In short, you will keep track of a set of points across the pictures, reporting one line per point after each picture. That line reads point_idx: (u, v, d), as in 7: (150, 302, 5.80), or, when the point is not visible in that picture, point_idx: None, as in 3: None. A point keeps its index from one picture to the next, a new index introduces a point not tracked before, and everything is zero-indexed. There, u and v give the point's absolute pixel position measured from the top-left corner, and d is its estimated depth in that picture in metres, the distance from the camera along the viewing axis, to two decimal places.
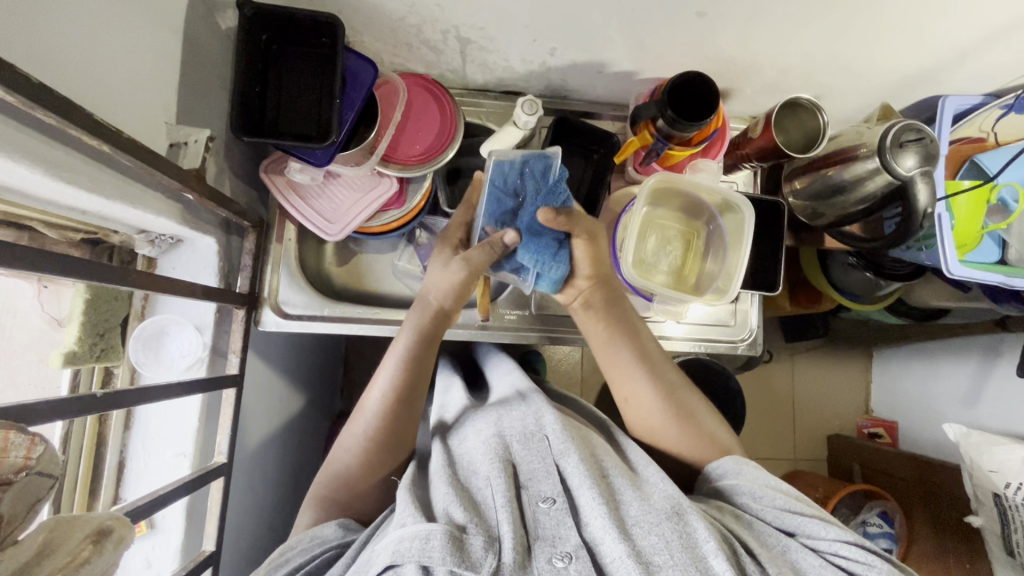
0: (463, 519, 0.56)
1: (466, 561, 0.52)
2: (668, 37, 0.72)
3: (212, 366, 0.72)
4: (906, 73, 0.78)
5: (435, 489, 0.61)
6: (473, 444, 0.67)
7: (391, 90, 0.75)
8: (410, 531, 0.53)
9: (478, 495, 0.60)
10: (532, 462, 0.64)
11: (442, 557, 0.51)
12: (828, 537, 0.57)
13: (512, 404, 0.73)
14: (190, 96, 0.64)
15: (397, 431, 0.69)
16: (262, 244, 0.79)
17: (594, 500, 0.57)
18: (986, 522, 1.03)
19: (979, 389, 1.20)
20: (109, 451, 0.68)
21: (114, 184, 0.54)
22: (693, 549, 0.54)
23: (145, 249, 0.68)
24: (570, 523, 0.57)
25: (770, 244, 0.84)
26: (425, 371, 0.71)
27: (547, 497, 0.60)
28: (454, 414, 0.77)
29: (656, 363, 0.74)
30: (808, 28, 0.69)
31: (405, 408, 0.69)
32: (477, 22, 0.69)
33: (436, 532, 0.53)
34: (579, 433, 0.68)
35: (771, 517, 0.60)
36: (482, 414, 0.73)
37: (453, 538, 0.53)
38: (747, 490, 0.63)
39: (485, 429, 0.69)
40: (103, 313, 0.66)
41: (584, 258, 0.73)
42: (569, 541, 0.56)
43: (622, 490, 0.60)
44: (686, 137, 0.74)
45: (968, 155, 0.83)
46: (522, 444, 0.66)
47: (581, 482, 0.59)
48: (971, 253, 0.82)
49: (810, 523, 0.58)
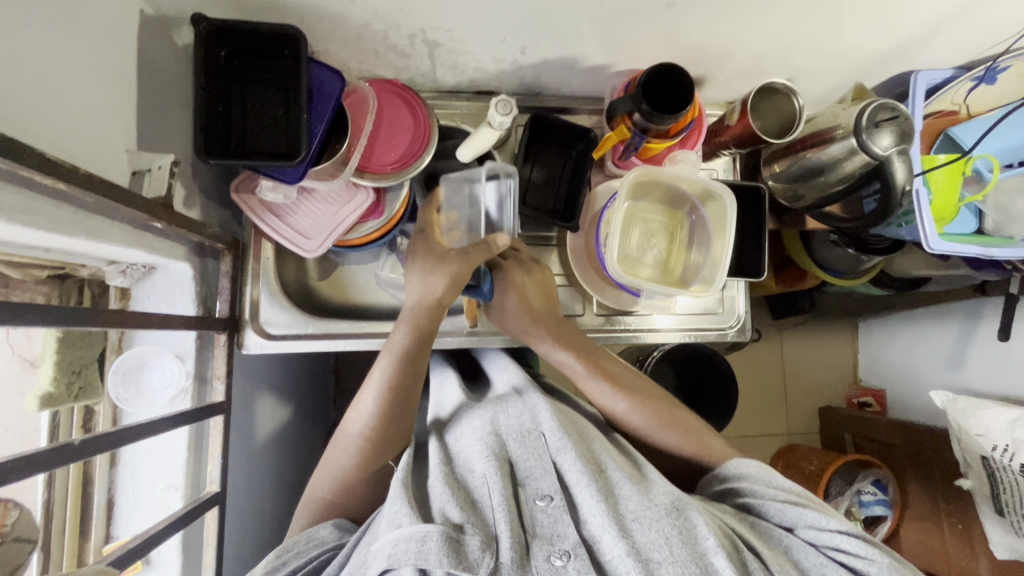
0: (460, 519, 0.55)
1: (463, 563, 0.51)
2: (639, 29, 0.71)
3: (196, 395, 0.70)
4: (877, 51, 0.78)
5: (432, 487, 0.60)
6: (468, 441, 0.66)
7: (360, 98, 0.73)
8: (406, 533, 0.53)
9: (477, 493, 0.60)
10: (529, 458, 0.63)
11: (438, 559, 0.51)
12: (829, 528, 0.58)
13: (508, 399, 0.72)
14: (150, 121, 0.61)
15: (398, 418, 0.68)
16: (239, 264, 0.77)
17: (592, 498, 0.57)
18: (976, 485, 1.06)
19: (963, 354, 1.22)
20: (96, 489, 0.66)
21: (76, 220, 0.51)
22: (693, 545, 0.53)
23: (116, 280, 0.66)
24: (568, 520, 0.57)
25: (754, 229, 0.84)
26: (419, 374, 0.70)
27: (544, 495, 0.59)
28: (451, 409, 0.76)
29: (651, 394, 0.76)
30: (778, 13, 0.68)
31: (400, 405, 0.68)
32: (444, 24, 0.68)
33: (433, 534, 0.52)
34: (579, 429, 0.68)
35: (774, 512, 0.61)
36: (478, 409, 0.72)
37: (449, 539, 0.52)
38: (748, 489, 0.63)
39: (480, 426, 0.67)
40: (78, 350, 0.64)
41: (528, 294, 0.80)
42: (567, 538, 0.55)
43: (621, 484, 0.59)
44: (663, 129, 0.73)
45: (942, 129, 0.84)
46: (518, 442, 0.65)
47: (579, 479, 0.59)
48: (949, 226, 0.84)
49: (811, 514, 0.59)
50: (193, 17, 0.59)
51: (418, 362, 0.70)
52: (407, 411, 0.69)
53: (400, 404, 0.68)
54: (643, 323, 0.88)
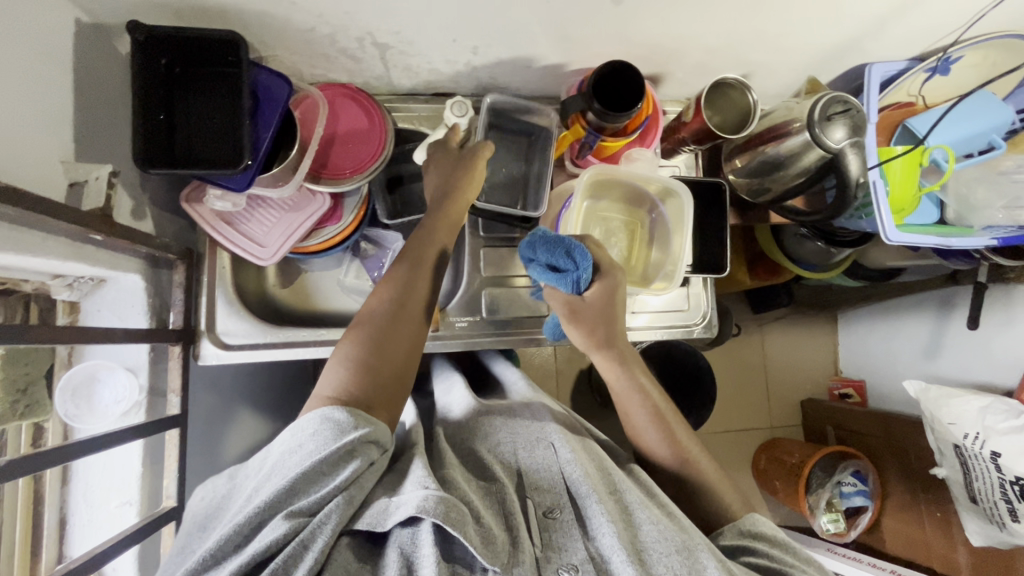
0: (480, 513, 0.54)
1: (484, 547, 0.51)
2: (590, 28, 0.70)
3: (151, 409, 0.69)
4: (832, 45, 0.78)
5: (452, 473, 0.60)
6: (481, 451, 0.67)
7: (312, 104, 0.72)
8: (434, 492, 0.51)
9: (492, 494, 0.60)
10: (540, 471, 0.63)
11: (462, 529, 0.50)
12: None
13: (519, 414, 0.73)
14: (89, 131, 0.60)
15: (370, 393, 0.60)
16: (193, 274, 0.76)
17: (603, 516, 0.56)
18: (950, 473, 1.06)
19: (938, 344, 1.23)
20: (48, 508, 0.65)
21: (5, 235, 0.50)
22: None
23: (63, 293, 0.65)
24: (576, 535, 0.56)
25: (714, 225, 0.84)
26: (415, 337, 0.66)
27: (550, 507, 0.59)
28: (459, 412, 0.77)
29: (676, 428, 0.72)
30: (727, 8, 0.68)
31: (393, 353, 0.63)
32: (392, 26, 0.67)
33: (456, 504, 0.51)
34: (590, 452, 0.67)
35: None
36: (489, 417, 0.73)
37: (471, 521, 0.52)
38: (765, 551, 0.60)
39: (493, 440, 0.68)
40: (22, 367, 0.62)
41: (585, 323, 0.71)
42: (575, 553, 0.55)
43: (637, 509, 0.59)
44: (617, 127, 0.73)
45: (899, 120, 0.85)
46: (527, 453, 0.65)
47: (589, 494, 0.58)
48: (909, 218, 0.84)
49: None
50: (129, 25, 0.57)
51: (412, 321, 0.67)
52: (401, 366, 0.64)
53: (395, 352, 0.63)
54: None
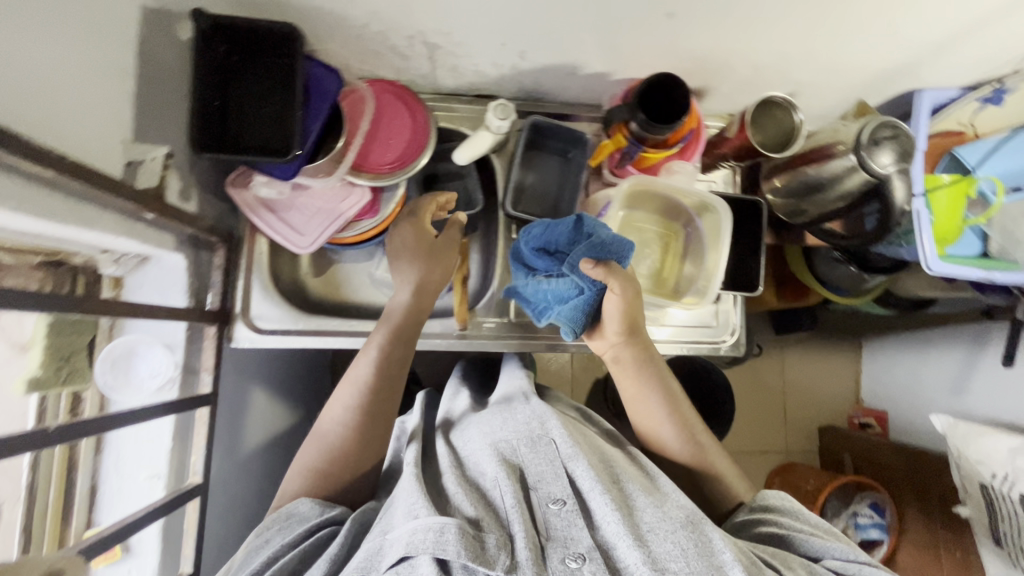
0: (478, 518, 0.56)
1: (481, 558, 0.51)
2: (639, 38, 0.70)
3: (184, 385, 0.71)
4: (883, 69, 0.77)
5: (446, 486, 0.61)
6: (478, 445, 0.67)
7: (358, 98, 0.74)
8: (424, 523, 0.53)
9: (490, 494, 0.60)
10: (540, 465, 0.62)
11: (456, 550, 0.50)
12: (855, 560, 0.58)
13: (515, 404, 0.73)
14: (149, 113, 0.62)
15: (368, 424, 0.68)
16: (232, 258, 0.78)
17: (607, 505, 0.56)
18: (974, 513, 1.03)
19: (966, 379, 1.20)
20: (79, 476, 0.66)
21: (66, 208, 0.52)
22: (709, 557, 0.53)
23: (109, 268, 0.67)
24: (582, 525, 0.56)
25: (750, 242, 0.83)
26: (397, 379, 0.71)
27: (557, 499, 0.59)
28: (459, 413, 0.79)
29: (685, 410, 0.75)
30: (779, 26, 0.68)
31: (378, 406, 0.69)
32: (444, 27, 0.68)
33: (450, 525, 0.52)
34: (590, 443, 0.68)
35: (801, 544, 0.60)
36: (484, 415, 0.74)
37: (467, 535, 0.52)
38: (778, 521, 0.63)
39: (490, 433, 0.68)
40: (66, 338, 0.64)
41: (616, 317, 0.71)
42: (581, 542, 0.54)
43: (637, 496, 0.59)
44: (659, 138, 0.73)
45: (948, 148, 0.83)
46: (528, 448, 0.64)
47: (592, 486, 0.58)
48: (950, 248, 0.81)
49: (837, 546, 0.59)
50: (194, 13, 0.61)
51: (394, 368, 0.71)
52: (384, 417, 0.70)
53: (377, 403, 0.69)
54: None
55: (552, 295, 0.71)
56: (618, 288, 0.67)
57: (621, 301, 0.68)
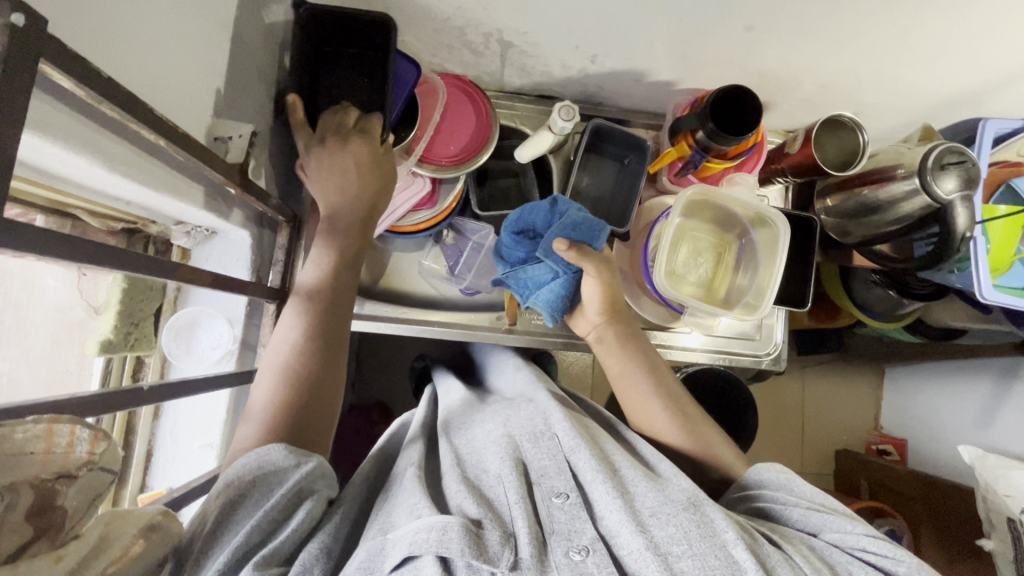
0: (478, 514, 0.54)
1: (484, 555, 0.50)
2: (712, 49, 0.71)
3: (241, 359, 0.72)
4: (948, 95, 0.78)
5: (446, 484, 0.60)
6: (482, 444, 0.67)
7: (430, 91, 0.76)
8: (426, 523, 0.51)
9: (490, 493, 0.59)
10: (543, 459, 0.63)
11: (460, 549, 0.49)
12: (853, 531, 0.56)
13: (520, 404, 0.74)
14: (234, 90, 0.64)
15: (310, 378, 0.60)
16: (294, 239, 0.79)
17: (608, 494, 0.56)
18: (997, 547, 1.00)
19: (994, 411, 1.19)
20: (138, 438, 0.69)
21: (162, 176, 0.54)
22: (712, 537, 0.52)
23: (180, 240, 0.69)
24: (585, 517, 0.56)
25: (802, 260, 0.84)
26: (336, 321, 0.64)
27: (560, 492, 0.59)
28: (458, 412, 0.77)
29: (670, 383, 0.74)
30: (853, 46, 0.69)
31: (318, 356, 0.61)
32: (522, 26, 0.69)
33: (453, 525, 0.51)
34: (588, 429, 0.69)
35: (797, 518, 0.59)
36: (490, 414, 0.74)
37: (470, 532, 0.51)
38: (771, 496, 0.61)
39: (495, 430, 0.69)
40: (139, 303, 0.67)
41: (597, 297, 0.73)
42: (585, 534, 0.54)
43: (635, 482, 0.59)
44: (724, 150, 0.74)
45: (1004, 179, 0.81)
46: (532, 443, 0.66)
47: (594, 477, 0.58)
48: (1004, 278, 0.81)
49: (835, 519, 0.57)
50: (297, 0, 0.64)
51: (332, 315, 0.64)
52: (330, 363, 0.61)
53: (319, 350, 0.61)
54: (674, 341, 0.88)
55: (533, 282, 0.74)
56: (591, 270, 0.70)
57: (597, 283, 0.71)
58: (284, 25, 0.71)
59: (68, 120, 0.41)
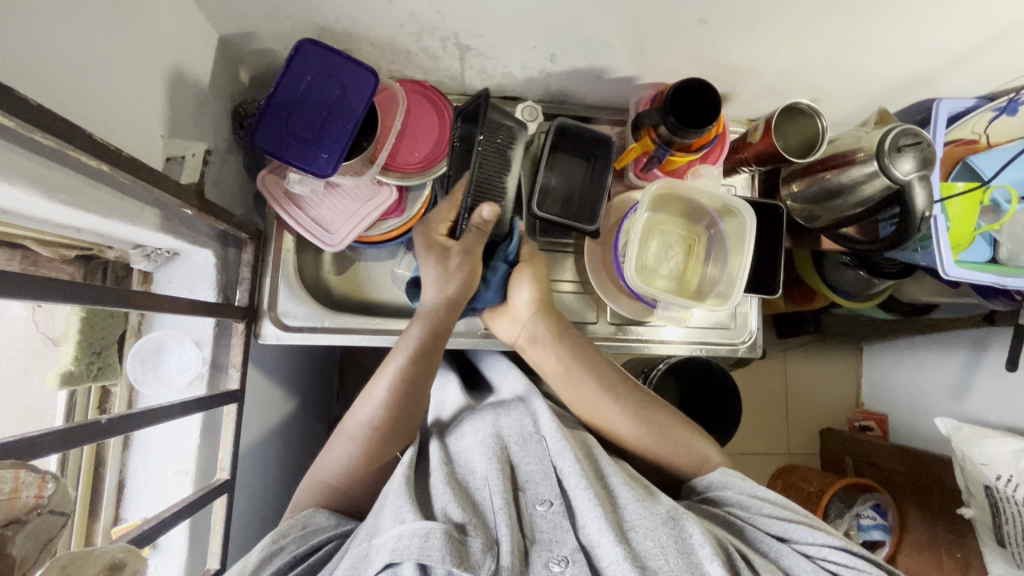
0: (462, 520, 0.55)
1: (464, 562, 0.51)
2: (668, 44, 0.72)
3: (211, 382, 0.71)
4: (901, 77, 0.79)
5: (434, 486, 0.60)
6: (469, 443, 0.67)
7: (390, 97, 0.74)
8: (409, 529, 0.53)
9: (477, 495, 0.60)
10: (530, 463, 0.63)
11: (441, 557, 0.50)
12: (815, 542, 0.57)
13: (509, 404, 0.73)
14: (176, 107, 0.63)
15: (396, 419, 0.67)
16: (260, 255, 0.78)
17: (590, 501, 0.56)
18: (978, 514, 1.03)
19: (967, 382, 1.21)
20: (108, 471, 0.67)
21: (112, 202, 0.52)
22: (688, 554, 0.53)
23: (141, 263, 0.66)
24: (567, 527, 0.57)
25: (772, 247, 0.85)
26: (428, 375, 0.70)
27: (544, 500, 0.59)
28: (452, 412, 0.76)
29: (675, 425, 0.72)
30: (806, 34, 0.69)
31: (397, 415, 0.68)
32: (477, 29, 0.69)
33: (436, 531, 0.52)
34: (580, 439, 0.68)
35: (760, 523, 0.60)
36: (479, 413, 0.72)
37: (452, 539, 0.52)
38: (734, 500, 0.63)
39: (482, 429, 0.68)
40: (100, 331, 0.65)
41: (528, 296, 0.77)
42: (566, 544, 0.55)
43: (620, 491, 0.60)
44: (686, 143, 0.74)
45: (961, 157, 0.84)
46: (519, 446, 0.65)
47: (578, 482, 0.59)
48: (964, 254, 0.83)
49: (798, 529, 0.58)
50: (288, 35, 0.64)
51: (426, 369, 0.70)
52: (411, 407, 0.69)
53: (408, 398, 0.68)
54: (651, 335, 0.89)
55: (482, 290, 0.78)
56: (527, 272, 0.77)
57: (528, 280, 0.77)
58: (236, 38, 0.69)
59: (3, 151, 0.40)
